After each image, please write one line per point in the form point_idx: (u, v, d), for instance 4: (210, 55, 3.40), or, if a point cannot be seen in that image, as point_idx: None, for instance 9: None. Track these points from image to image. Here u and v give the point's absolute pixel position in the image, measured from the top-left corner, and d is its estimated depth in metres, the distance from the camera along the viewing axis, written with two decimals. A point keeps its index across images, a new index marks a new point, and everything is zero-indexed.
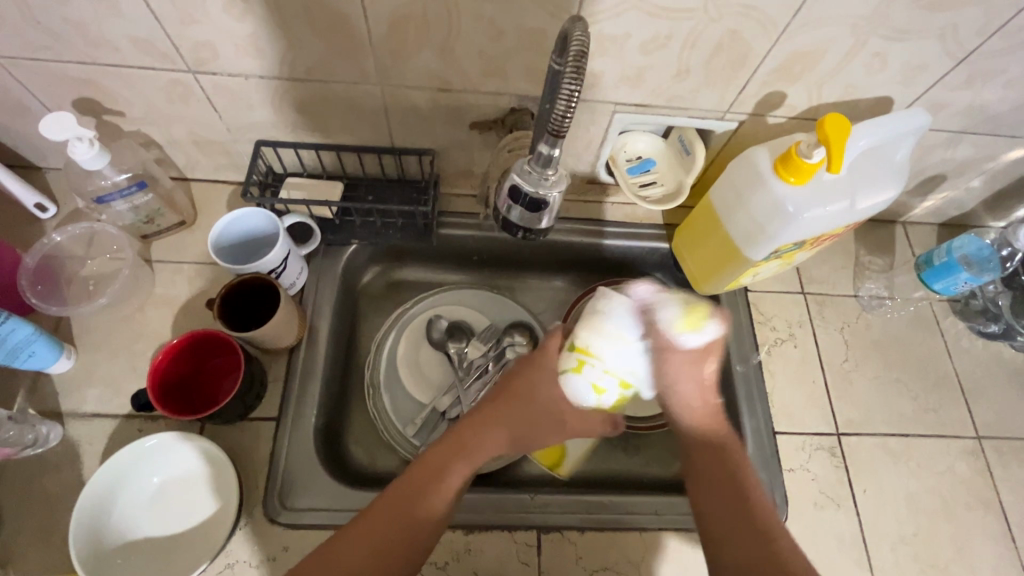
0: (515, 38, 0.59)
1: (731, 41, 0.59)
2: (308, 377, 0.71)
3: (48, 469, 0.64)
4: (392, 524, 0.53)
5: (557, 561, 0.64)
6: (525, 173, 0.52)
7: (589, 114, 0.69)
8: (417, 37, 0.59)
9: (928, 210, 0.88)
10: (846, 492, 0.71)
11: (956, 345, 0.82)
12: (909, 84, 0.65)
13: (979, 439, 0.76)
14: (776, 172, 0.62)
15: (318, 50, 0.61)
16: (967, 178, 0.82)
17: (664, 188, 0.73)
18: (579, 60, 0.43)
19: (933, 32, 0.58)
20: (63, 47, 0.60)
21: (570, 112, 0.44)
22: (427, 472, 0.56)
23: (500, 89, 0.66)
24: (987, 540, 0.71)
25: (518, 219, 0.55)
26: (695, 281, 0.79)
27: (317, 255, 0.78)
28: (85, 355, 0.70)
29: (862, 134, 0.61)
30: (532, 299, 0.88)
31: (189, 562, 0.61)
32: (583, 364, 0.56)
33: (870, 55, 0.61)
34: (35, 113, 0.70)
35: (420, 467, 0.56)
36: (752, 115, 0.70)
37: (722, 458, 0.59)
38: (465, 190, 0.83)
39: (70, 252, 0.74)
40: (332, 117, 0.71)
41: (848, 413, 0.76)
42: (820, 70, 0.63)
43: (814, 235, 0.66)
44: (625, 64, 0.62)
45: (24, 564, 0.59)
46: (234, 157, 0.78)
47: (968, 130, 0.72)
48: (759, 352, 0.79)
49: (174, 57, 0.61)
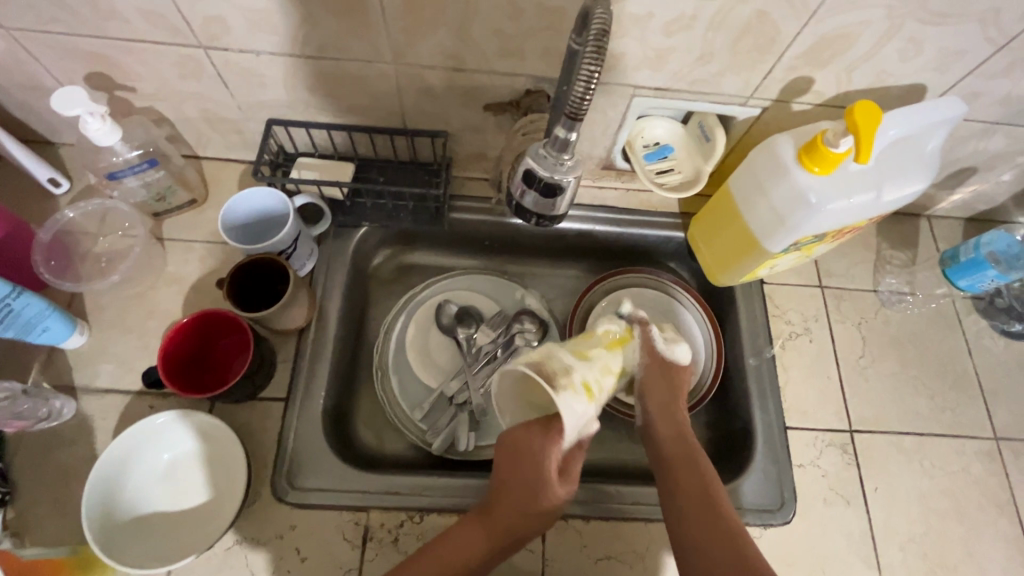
0: (533, 17, 0.57)
1: (758, 24, 0.57)
2: (317, 358, 0.71)
3: (62, 443, 0.65)
4: (444, 564, 0.57)
5: (561, 550, 0.64)
6: (541, 157, 0.49)
7: (608, 98, 0.67)
8: (432, 15, 0.57)
9: (955, 204, 0.85)
10: (857, 489, 0.70)
11: (977, 344, 0.80)
12: (944, 72, 0.62)
13: (996, 441, 0.74)
14: (800, 162, 0.60)
15: (332, 27, 0.59)
16: (998, 171, 0.79)
17: (682, 176, 0.71)
18: (600, 40, 0.41)
19: (973, 17, 0.56)
20: (74, 21, 0.59)
21: (589, 95, 0.42)
22: (451, 554, 0.57)
23: (516, 70, 0.64)
24: (1000, 543, 0.69)
25: (531, 205, 0.53)
26: (709, 271, 0.78)
27: (328, 238, 0.77)
28: (98, 331, 0.71)
29: (893, 123, 0.58)
30: (542, 287, 0.87)
31: (198, 538, 0.61)
32: (591, 392, 0.58)
33: (905, 41, 0.58)
34: (47, 86, 0.69)
35: (447, 551, 0.57)
36: (776, 101, 0.67)
37: (687, 465, 0.63)
38: (477, 173, 0.81)
39: (82, 228, 0.75)
40: (345, 98, 0.69)
41: (862, 410, 0.75)
42: (850, 56, 0.60)
43: (835, 228, 0.64)
44: (647, 45, 0.60)
45: (39, 535, 0.60)
46: (246, 136, 0.77)
47: (1005, 121, 0.69)
48: (773, 346, 0.78)
49: (186, 33, 0.60)
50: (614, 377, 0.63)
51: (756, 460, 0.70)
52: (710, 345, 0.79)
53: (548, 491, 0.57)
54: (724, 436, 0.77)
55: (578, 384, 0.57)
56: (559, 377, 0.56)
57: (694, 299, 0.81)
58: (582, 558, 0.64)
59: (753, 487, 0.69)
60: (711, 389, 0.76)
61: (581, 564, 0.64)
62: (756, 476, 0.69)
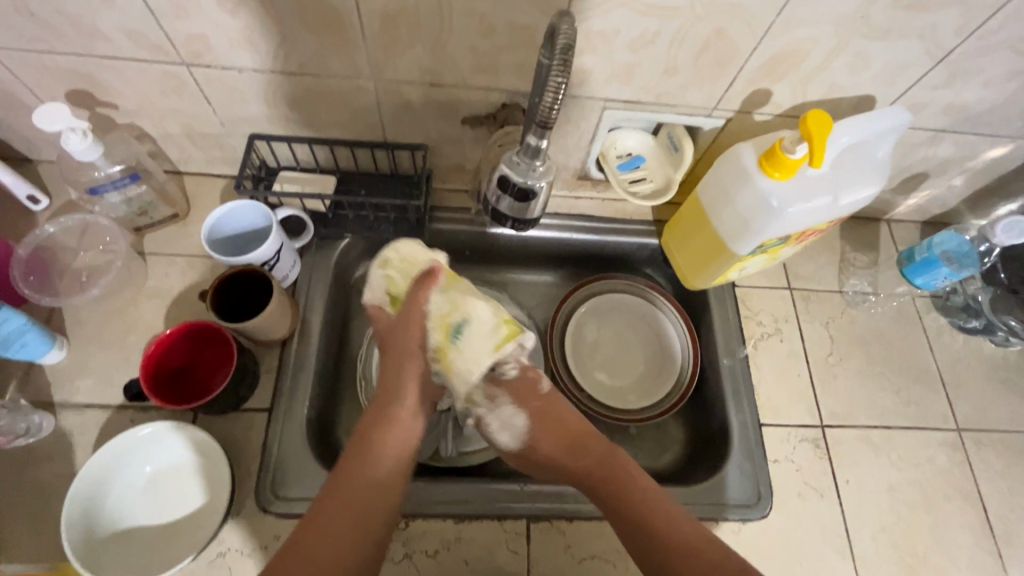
0: (506, 34, 0.60)
1: (717, 40, 0.61)
2: (300, 368, 0.71)
3: (41, 459, 0.64)
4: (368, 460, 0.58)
5: (545, 550, 0.65)
6: (514, 163, 0.52)
7: (580, 110, 0.70)
8: (410, 33, 0.60)
9: (912, 208, 0.90)
10: (830, 482, 0.73)
11: (938, 340, 0.84)
12: (890, 84, 0.67)
13: (959, 431, 0.78)
14: (761, 168, 0.64)
15: (312, 44, 0.61)
16: (948, 176, 0.83)
17: (653, 185, 0.74)
18: (566, 54, 0.44)
19: (913, 32, 0.60)
20: (57, 40, 0.60)
21: (557, 105, 0.45)
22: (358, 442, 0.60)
23: (491, 84, 0.67)
24: (967, 530, 0.72)
25: (507, 210, 0.56)
26: (683, 275, 0.81)
27: (310, 250, 0.78)
28: (77, 346, 0.71)
29: (844, 130, 0.62)
30: (523, 294, 0.90)
31: (180, 551, 0.61)
32: (447, 313, 0.61)
33: (853, 55, 0.63)
34: (26, 103, 0.70)
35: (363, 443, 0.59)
36: (739, 112, 0.71)
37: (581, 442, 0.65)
38: (457, 185, 0.84)
39: (62, 243, 0.75)
40: (325, 112, 0.71)
41: (833, 406, 0.78)
42: (804, 69, 0.64)
43: (798, 230, 0.67)
44: (614, 60, 0.63)
45: (16, 553, 0.60)
46: (229, 151, 0.78)
47: (950, 129, 0.74)
48: (746, 346, 0.80)
49: (169, 50, 0.62)
50: (434, 327, 0.62)
51: (733, 457, 0.73)
52: (686, 346, 0.82)
53: (409, 345, 0.63)
54: (703, 436, 0.79)
55: (449, 312, 0.61)
56: (456, 297, 0.62)
57: (669, 301, 0.84)
58: (566, 558, 0.65)
59: (730, 485, 0.71)
60: (688, 391, 0.79)
61: (565, 566, 0.65)
62: (733, 473, 0.72)
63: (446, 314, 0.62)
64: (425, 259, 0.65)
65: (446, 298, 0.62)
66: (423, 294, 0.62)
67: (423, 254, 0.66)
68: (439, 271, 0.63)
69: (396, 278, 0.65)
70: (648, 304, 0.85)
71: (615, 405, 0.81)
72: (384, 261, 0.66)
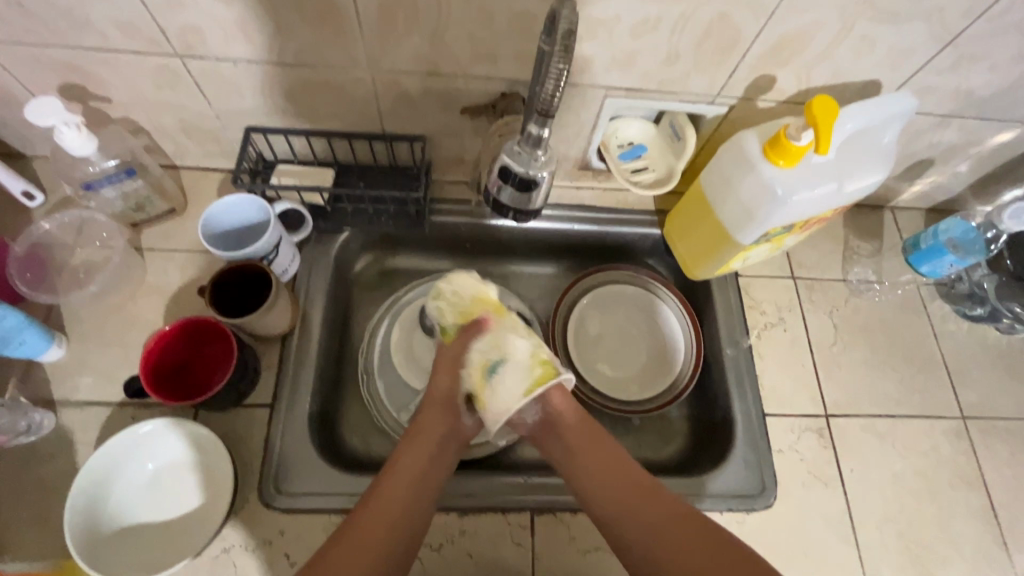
0: (505, 22, 0.59)
1: (720, 25, 0.59)
2: (301, 363, 0.71)
3: (42, 457, 0.64)
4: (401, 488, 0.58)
5: (549, 542, 0.65)
6: (515, 153, 0.51)
7: (581, 99, 0.69)
8: (407, 21, 0.59)
9: (917, 194, 0.89)
10: (835, 471, 0.73)
11: (942, 328, 0.83)
12: (896, 69, 0.66)
13: (963, 420, 0.78)
14: (765, 156, 0.63)
15: (307, 34, 0.60)
16: (954, 162, 0.82)
17: (654, 174, 0.73)
18: (568, 40, 0.43)
19: (919, 15, 0.59)
20: (47, 33, 0.59)
21: (558, 92, 0.45)
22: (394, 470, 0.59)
23: (490, 73, 0.66)
24: (971, 518, 0.72)
25: (508, 200, 0.55)
26: (685, 265, 0.80)
27: (309, 244, 0.78)
28: (76, 344, 0.70)
29: (849, 116, 0.61)
30: (525, 286, 0.89)
31: (185, 547, 0.61)
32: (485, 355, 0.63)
33: (858, 39, 0.61)
34: (18, 98, 0.68)
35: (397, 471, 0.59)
36: (742, 99, 0.70)
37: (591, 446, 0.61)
38: (456, 176, 0.83)
39: (59, 240, 0.74)
40: (322, 104, 0.70)
41: (837, 396, 0.77)
42: (808, 54, 0.63)
43: (802, 219, 0.66)
44: (615, 48, 0.62)
45: (21, 551, 0.60)
46: (225, 144, 0.77)
47: (956, 114, 0.73)
48: (749, 336, 0.80)
49: (162, 42, 0.61)
50: (475, 367, 0.64)
51: (737, 448, 0.72)
52: (688, 337, 0.81)
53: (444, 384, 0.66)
54: (706, 427, 0.79)
55: (489, 352, 0.63)
56: (499, 340, 0.63)
57: (671, 292, 0.83)
58: (570, 549, 0.65)
59: (733, 476, 0.71)
60: (691, 381, 0.78)
61: (569, 557, 0.65)
62: (737, 463, 0.71)
63: (486, 355, 0.63)
64: (475, 302, 0.68)
65: (489, 342, 0.64)
66: (469, 337, 0.66)
67: (473, 288, 0.69)
68: (490, 320, 0.66)
69: (444, 309, 0.69)
70: (649, 294, 0.85)
71: (617, 396, 0.80)
72: (439, 292, 0.70)
